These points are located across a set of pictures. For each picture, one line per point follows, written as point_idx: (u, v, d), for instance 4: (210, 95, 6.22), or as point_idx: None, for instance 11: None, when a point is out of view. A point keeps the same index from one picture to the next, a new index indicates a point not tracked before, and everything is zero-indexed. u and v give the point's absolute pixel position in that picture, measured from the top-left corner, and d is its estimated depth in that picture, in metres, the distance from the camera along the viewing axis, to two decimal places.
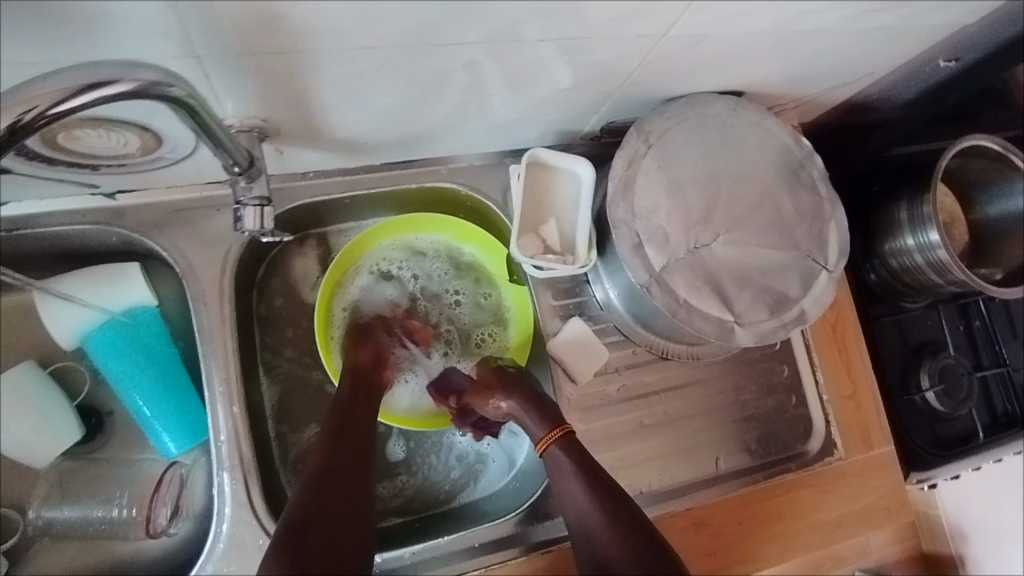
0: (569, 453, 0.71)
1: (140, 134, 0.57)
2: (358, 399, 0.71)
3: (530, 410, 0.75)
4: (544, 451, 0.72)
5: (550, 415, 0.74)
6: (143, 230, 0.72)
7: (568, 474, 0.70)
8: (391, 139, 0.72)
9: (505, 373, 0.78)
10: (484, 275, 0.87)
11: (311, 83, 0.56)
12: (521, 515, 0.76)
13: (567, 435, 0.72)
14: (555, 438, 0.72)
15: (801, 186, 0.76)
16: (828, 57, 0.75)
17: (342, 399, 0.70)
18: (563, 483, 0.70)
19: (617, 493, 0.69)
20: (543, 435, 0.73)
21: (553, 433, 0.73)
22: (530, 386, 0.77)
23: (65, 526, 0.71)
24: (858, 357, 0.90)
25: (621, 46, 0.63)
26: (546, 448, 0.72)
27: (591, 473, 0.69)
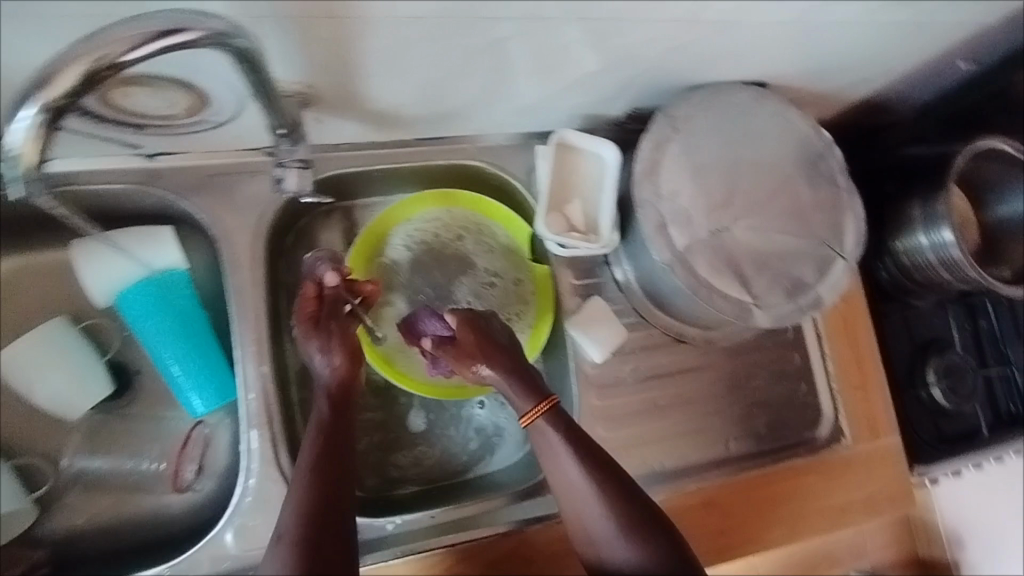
0: (557, 428, 0.67)
1: (189, 93, 0.59)
2: (345, 418, 0.63)
3: (513, 383, 0.69)
4: (529, 425, 0.68)
5: (535, 386, 0.69)
6: (178, 194, 0.74)
7: (560, 452, 0.67)
8: (425, 113, 0.74)
9: (484, 339, 0.70)
10: (517, 260, 0.87)
11: (357, 50, 0.58)
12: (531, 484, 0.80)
13: (553, 409, 0.68)
14: (542, 412, 0.67)
15: (820, 175, 0.78)
16: (850, 51, 0.77)
17: (327, 420, 0.62)
18: (556, 465, 0.67)
19: (609, 467, 0.68)
20: (528, 408, 0.68)
21: (539, 408, 0.68)
22: (513, 355, 0.71)
23: (96, 477, 0.73)
24: (868, 348, 0.91)
25: (656, 28, 0.65)
26: (530, 422, 0.68)
27: (586, 453, 0.67)
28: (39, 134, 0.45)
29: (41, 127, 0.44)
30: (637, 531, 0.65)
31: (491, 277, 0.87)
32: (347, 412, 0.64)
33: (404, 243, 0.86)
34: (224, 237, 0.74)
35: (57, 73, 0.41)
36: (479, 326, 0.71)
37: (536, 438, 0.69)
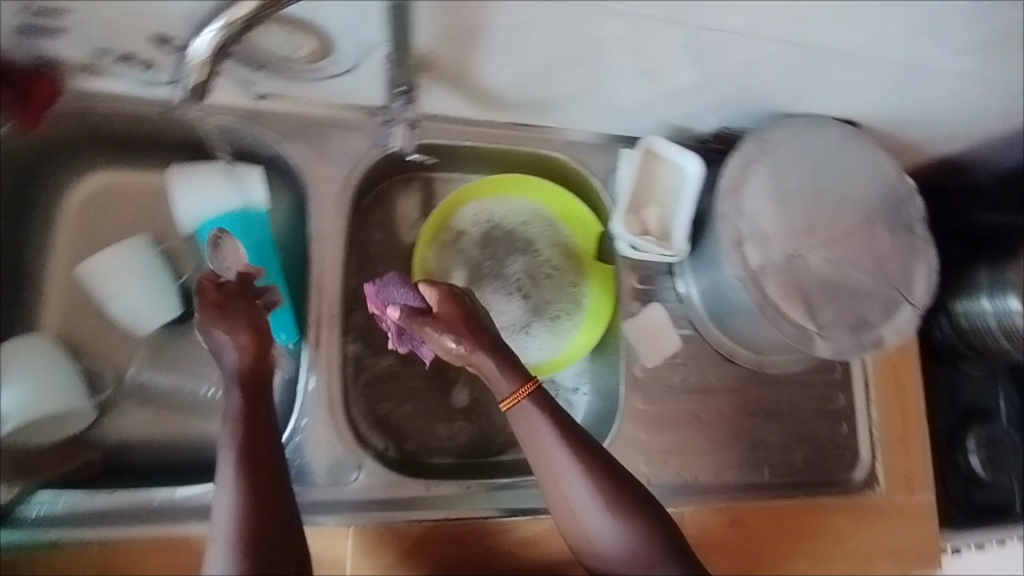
0: (544, 413, 0.64)
1: (320, 39, 0.62)
2: (262, 404, 0.59)
3: (497, 366, 0.64)
4: (509, 410, 0.65)
5: (521, 367, 0.65)
6: (277, 137, 0.77)
7: (547, 439, 0.64)
8: (524, 98, 0.76)
9: (468, 317, 0.65)
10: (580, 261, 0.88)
11: (484, 22, 0.60)
12: None
13: (538, 391, 0.64)
14: (527, 394, 0.64)
15: (900, 220, 0.78)
16: (946, 104, 0.78)
17: (238, 409, 0.57)
18: (543, 453, 0.64)
19: (603, 455, 0.65)
20: (511, 392, 0.64)
21: (523, 389, 0.64)
22: (496, 333, 0.66)
23: (157, 392, 0.76)
24: (915, 402, 0.91)
25: (769, 47, 0.66)
26: (510, 409, 0.64)
27: (578, 440, 0.64)
28: (215, 47, 0.52)
29: (217, 41, 0.52)
30: (632, 519, 0.64)
31: (551, 272, 0.88)
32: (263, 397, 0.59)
33: (474, 221, 0.88)
34: (314, 185, 0.77)
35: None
36: (462, 304, 0.66)
37: (516, 423, 0.65)
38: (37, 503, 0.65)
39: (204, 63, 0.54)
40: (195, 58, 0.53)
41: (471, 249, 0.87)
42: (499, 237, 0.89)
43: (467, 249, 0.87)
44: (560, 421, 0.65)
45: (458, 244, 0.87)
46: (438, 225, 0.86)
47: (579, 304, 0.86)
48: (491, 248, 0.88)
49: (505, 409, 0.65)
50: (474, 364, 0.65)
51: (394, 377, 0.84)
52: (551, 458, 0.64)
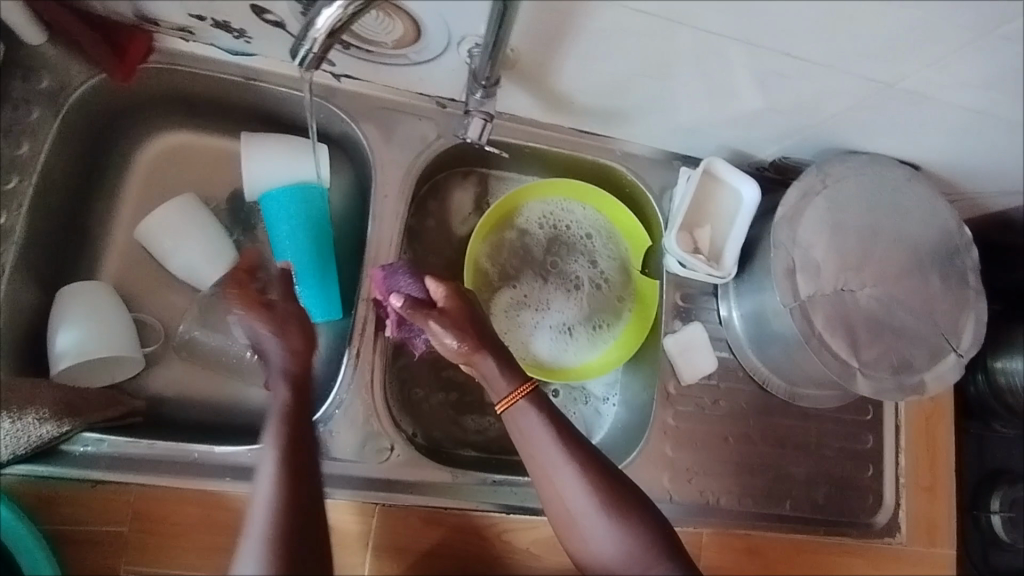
0: (539, 412, 0.67)
1: (411, 26, 0.63)
2: (305, 400, 0.61)
3: (497, 366, 0.68)
4: (507, 411, 0.68)
5: (519, 369, 0.68)
6: (349, 117, 0.79)
7: (542, 436, 0.67)
8: (594, 106, 0.77)
9: (472, 315, 0.69)
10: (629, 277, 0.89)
11: (572, 26, 0.62)
12: None
13: (535, 391, 0.68)
14: (524, 394, 0.67)
15: (953, 268, 0.78)
16: (1012, 159, 0.78)
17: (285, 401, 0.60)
18: (539, 452, 0.67)
19: (597, 457, 0.67)
20: (509, 393, 0.67)
21: (522, 389, 0.67)
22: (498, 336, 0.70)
23: (200, 350, 0.78)
24: (944, 454, 0.90)
25: (848, 81, 0.66)
26: (509, 410, 0.68)
27: (573, 440, 0.67)
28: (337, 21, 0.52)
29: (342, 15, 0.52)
30: (627, 518, 0.65)
31: (600, 282, 0.89)
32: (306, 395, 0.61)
33: (533, 218, 0.89)
34: (378, 167, 0.78)
35: None
36: (468, 303, 0.70)
37: (512, 424, 0.68)
38: (83, 443, 0.65)
39: (323, 39, 0.54)
40: (316, 32, 0.53)
41: (525, 246, 0.89)
42: (553, 241, 0.89)
43: (522, 246, 0.89)
44: (555, 419, 0.67)
45: (515, 239, 0.88)
46: (499, 218, 0.87)
47: (623, 319, 0.87)
48: (543, 251, 0.89)
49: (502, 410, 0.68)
50: (475, 361, 0.68)
51: (429, 364, 0.84)
52: (546, 456, 0.66)
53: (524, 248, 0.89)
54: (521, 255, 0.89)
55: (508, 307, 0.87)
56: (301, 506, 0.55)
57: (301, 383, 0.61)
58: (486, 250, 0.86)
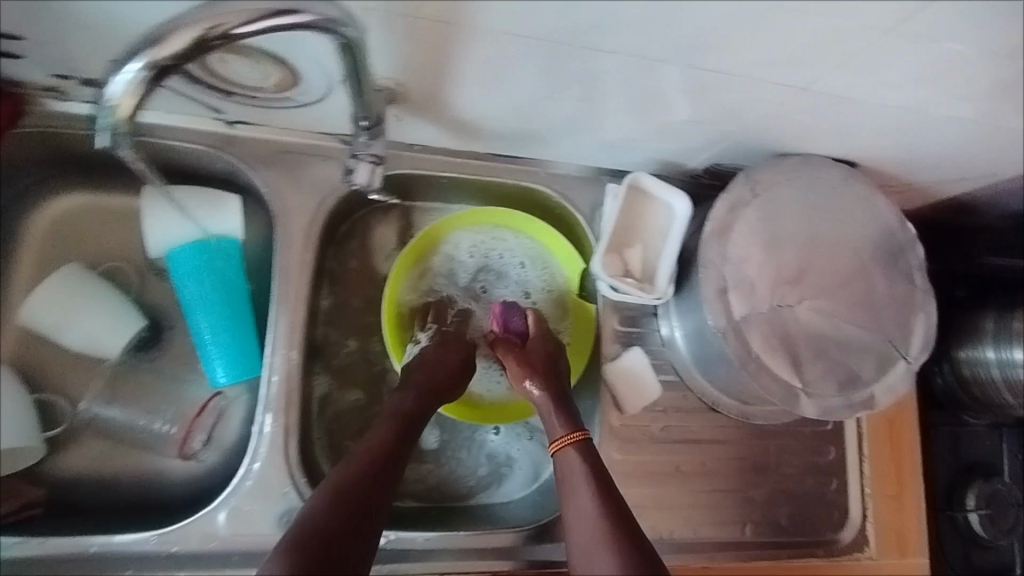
0: (584, 459, 0.68)
1: (282, 69, 0.58)
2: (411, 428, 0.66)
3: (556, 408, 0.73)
4: (559, 451, 0.70)
5: (574, 417, 0.72)
6: (249, 164, 0.73)
7: (579, 479, 0.66)
8: (506, 130, 0.72)
9: (550, 358, 0.78)
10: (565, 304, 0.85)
11: (454, 56, 0.57)
12: (528, 530, 0.75)
13: (584, 440, 0.70)
14: (574, 440, 0.70)
15: (898, 269, 0.73)
16: (950, 151, 0.73)
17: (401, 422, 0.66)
18: (572, 495, 0.65)
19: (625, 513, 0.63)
20: (562, 435, 0.71)
21: (574, 435, 0.70)
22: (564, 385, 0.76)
23: (109, 426, 0.73)
24: (910, 459, 0.86)
25: (760, 89, 0.61)
26: (561, 449, 0.70)
27: (604, 489, 0.65)
28: (138, 89, 0.43)
29: (139, 84, 0.42)
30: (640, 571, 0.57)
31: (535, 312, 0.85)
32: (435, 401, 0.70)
33: (460, 248, 0.85)
34: (282, 215, 0.73)
35: (168, 35, 0.40)
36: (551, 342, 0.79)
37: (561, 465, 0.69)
38: None
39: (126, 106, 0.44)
40: (114, 101, 0.44)
41: (455, 278, 0.85)
42: (483, 270, 0.86)
43: (452, 278, 0.85)
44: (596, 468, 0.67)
45: (442, 272, 0.85)
46: (421, 253, 0.83)
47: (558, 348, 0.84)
48: (474, 281, 0.85)
49: (556, 450, 0.71)
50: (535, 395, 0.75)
51: (360, 414, 0.80)
52: (578, 499, 0.64)
53: (452, 280, 0.85)
54: (449, 288, 0.85)
55: None
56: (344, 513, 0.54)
57: (436, 388, 0.71)
58: (410, 287, 0.83)
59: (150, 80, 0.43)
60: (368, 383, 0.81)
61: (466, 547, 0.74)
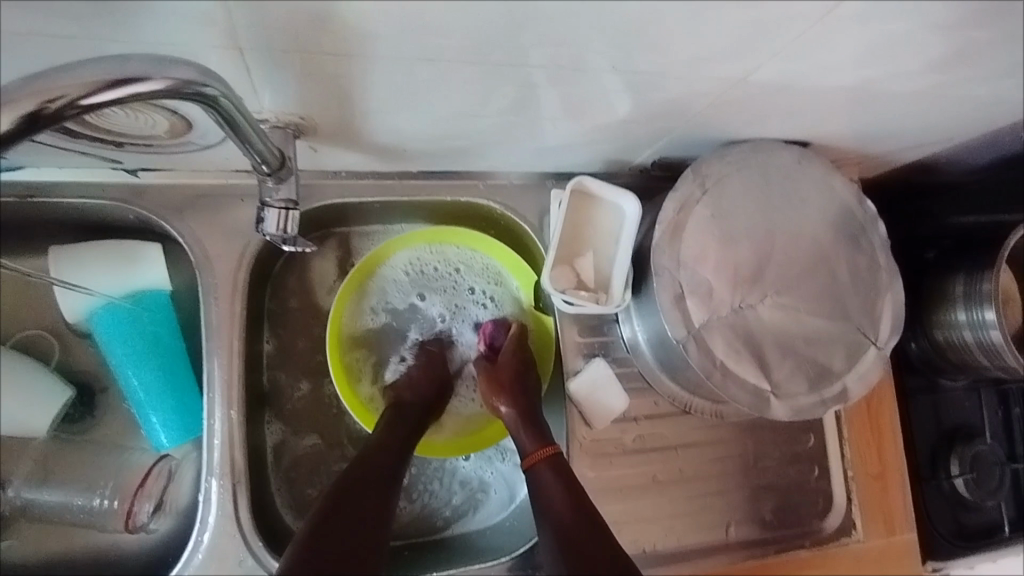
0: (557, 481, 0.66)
1: (168, 116, 0.53)
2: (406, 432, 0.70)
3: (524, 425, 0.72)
4: (533, 465, 0.68)
5: (543, 433, 0.71)
6: (161, 213, 0.68)
7: (556, 492, 0.65)
8: (434, 148, 0.67)
9: (520, 376, 0.75)
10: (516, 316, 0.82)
11: (356, 85, 0.51)
12: (513, 560, 0.72)
13: (554, 454, 0.68)
14: (544, 455, 0.68)
15: (861, 251, 0.70)
16: (905, 122, 0.69)
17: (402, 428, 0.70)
18: (549, 507, 0.65)
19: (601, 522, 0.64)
20: (534, 450, 0.70)
21: (545, 449, 0.69)
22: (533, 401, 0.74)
23: (44, 511, 0.66)
24: (891, 437, 0.84)
25: (694, 86, 0.57)
26: (535, 462, 0.68)
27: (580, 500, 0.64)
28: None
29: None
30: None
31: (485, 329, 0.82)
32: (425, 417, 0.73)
33: (398, 273, 0.81)
34: (204, 265, 0.68)
35: None
36: (521, 355, 0.77)
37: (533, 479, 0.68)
38: None
39: None
40: None
41: (398, 304, 0.82)
42: (427, 288, 0.82)
43: (396, 305, 0.82)
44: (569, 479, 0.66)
45: (383, 298, 0.81)
46: (360, 285, 0.79)
47: None
48: (420, 302, 0.82)
49: (528, 465, 0.69)
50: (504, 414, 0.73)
51: (319, 459, 0.76)
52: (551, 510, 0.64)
53: (396, 304, 0.82)
54: (395, 313, 0.82)
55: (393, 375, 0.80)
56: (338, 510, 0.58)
57: (423, 402, 0.74)
58: (352, 320, 0.79)
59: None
60: (324, 425, 0.77)
61: None
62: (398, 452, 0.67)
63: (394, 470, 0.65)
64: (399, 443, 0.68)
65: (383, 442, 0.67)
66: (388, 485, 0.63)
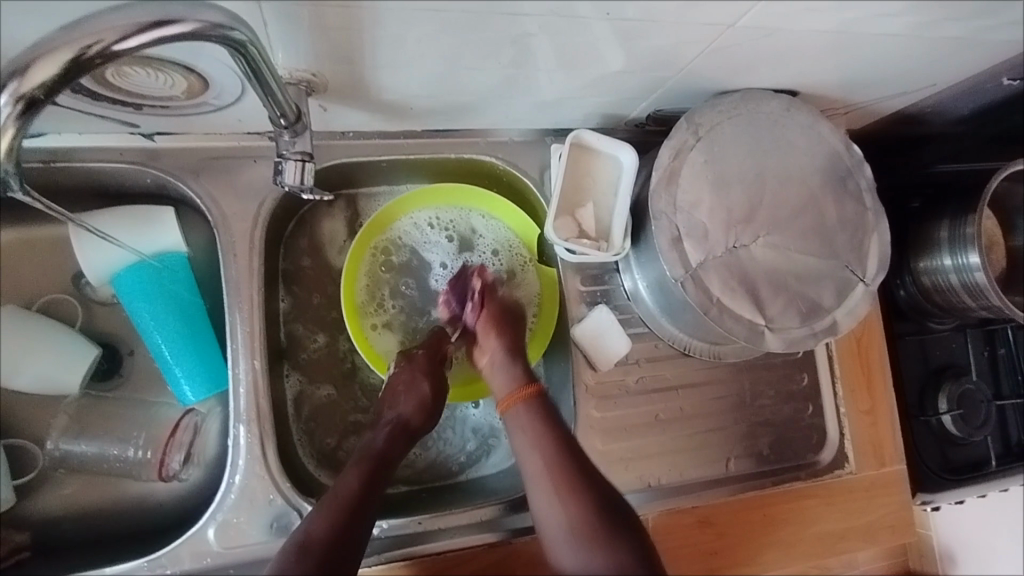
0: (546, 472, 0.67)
1: (186, 75, 0.55)
2: (398, 444, 0.71)
3: (513, 365, 0.74)
4: (509, 407, 0.72)
5: (528, 372, 0.74)
6: (178, 175, 0.71)
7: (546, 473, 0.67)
8: (437, 105, 0.70)
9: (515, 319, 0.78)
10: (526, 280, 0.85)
11: (364, 39, 0.54)
12: (504, 502, 0.76)
13: (539, 392, 0.73)
14: (530, 394, 0.72)
15: (847, 195, 0.73)
16: (887, 67, 0.72)
17: (391, 432, 0.71)
18: (541, 493, 0.67)
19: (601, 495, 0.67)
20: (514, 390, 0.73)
21: (528, 389, 0.73)
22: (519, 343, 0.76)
23: (80, 461, 0.72)
24: (881, 372, 0.89)
25: (686, 33, 0.59)
26: (509, 407, 0.72)
27: (580, 484, 0.66)
28: (14, 125, 0.39)
29: (14, 119, 0.39)
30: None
31: None
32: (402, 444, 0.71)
33: (430, 223, 0.85)
34: (221, 225, 0.71)
35: (36, 59, 0.37)
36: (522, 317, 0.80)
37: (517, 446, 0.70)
38: None
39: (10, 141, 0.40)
40: None
41: (422, 253, 0.85)
42: (450, 245, 0.85)
43: (413, 257, 0.85)
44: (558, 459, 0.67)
45: (404, 250, 0.85)
46: (389, 224, 0.83)
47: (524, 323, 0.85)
48: (441, 255, 0.85)
49: (503, 410, 0.73)
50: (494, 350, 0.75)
51: (335, 409, 0.80)
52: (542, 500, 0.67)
53: (418, 254, 0.85)
54: (416, 262, 0.85)
55: (402, 322, 0.84)
56: (347, 518, 0.62)
57: (405, 426, 0.72)
58: (368, 268, 0.82)
59: (29, 112, 0.39)
60: (339, 377, 0.81)
61: (445, 526, 0.74)
62: (370, 496, 0.65)
63: (363, 517, 0.63)
64: (373, 484, 0.66)
65: (356, 487, 0.65)
66: (353, 539, 0.61)
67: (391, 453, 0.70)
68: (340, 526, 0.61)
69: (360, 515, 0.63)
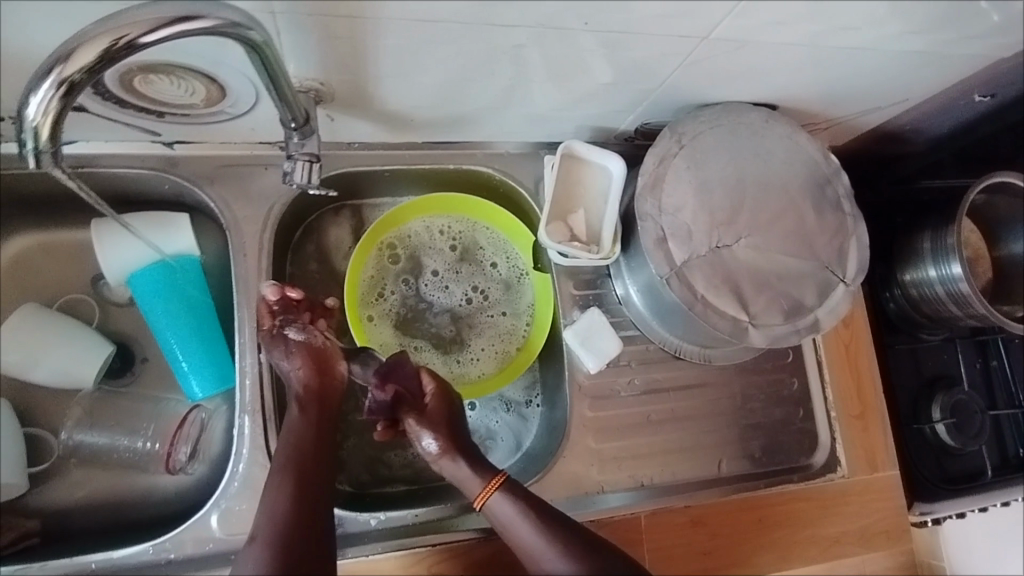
0: (514, 498, 0.69)
1: (207, 84, 0.61)
2: (325, 405, 0.69)
3: (465, 465, 0.71)
4: (484, 505, 0.70)
5: (485, 466, 0.72)
6: (194, 180, 0.76)
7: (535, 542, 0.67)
8: (437, 117, 0.75)
9: (446, 418, 0.73)
10: (525, 291, 0.90)
11: (368, 48, 0.59)
12: None
13: (506, 483, 0.70)
14: (494, 489, 0.70)
15: (826, 202, 0.77)
16: (858, 80, 0.77)
17: (299, 413, 0.67)
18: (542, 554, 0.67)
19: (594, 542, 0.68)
20: (481, 489, 0.70)
21: (492, 484, 0.70)
22: (467, 441, 0.74)
23: (93, 450, 0.75)
24: (870, 377, 0.90)
25: (662, 45, 0.64)
26: (485, 503, 0.70)
27: (573, 538, 0.67)
28: (56, 106, 0.45)
29: (58, 100, 0.44)
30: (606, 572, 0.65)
31: (486, 298, 0.90)
32: (323, 412, 0.69)
33: (441, 231, 0.90)
34: (232, 227, 0.76)
35: (75, 48, 0.42)
36: (452, 408, 0.74)
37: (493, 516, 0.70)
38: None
39: (49, 122, 0.46)
40: (35, 121, 0.45)
41: (425, 258, 0.89)
42: (456, 252, 0.90)
43: (420, 261, 0.89)
44: (519, 497, 0.69)
45: (412, 251, 0.89)
46: (396, 226, 0.87)
47: (517, 329, 0.88)
48: (446, 261, 0.90)
49: (480, 505, 0.70)
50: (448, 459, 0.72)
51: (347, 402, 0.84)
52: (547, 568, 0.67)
53: (424, 257, 0.89)
54: (422, 264, 0.89)
55: (403, 318, 0.88)
56: (303, 510, 0.61)
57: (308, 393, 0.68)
58: (374, 266, 0.87)
59: (67, 97, 0.45)
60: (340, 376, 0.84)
61: (441, 521, 0.76)
62: (313, 471, 0.64)
63: (310, 504, 0.62)
64: (307, 474, 0.63)
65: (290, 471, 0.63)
66: (309, 522, 0.60)
67: (311, 424, 0.67)
68: (289, 519, 0.60)
69: (308, 504, 0.62)
